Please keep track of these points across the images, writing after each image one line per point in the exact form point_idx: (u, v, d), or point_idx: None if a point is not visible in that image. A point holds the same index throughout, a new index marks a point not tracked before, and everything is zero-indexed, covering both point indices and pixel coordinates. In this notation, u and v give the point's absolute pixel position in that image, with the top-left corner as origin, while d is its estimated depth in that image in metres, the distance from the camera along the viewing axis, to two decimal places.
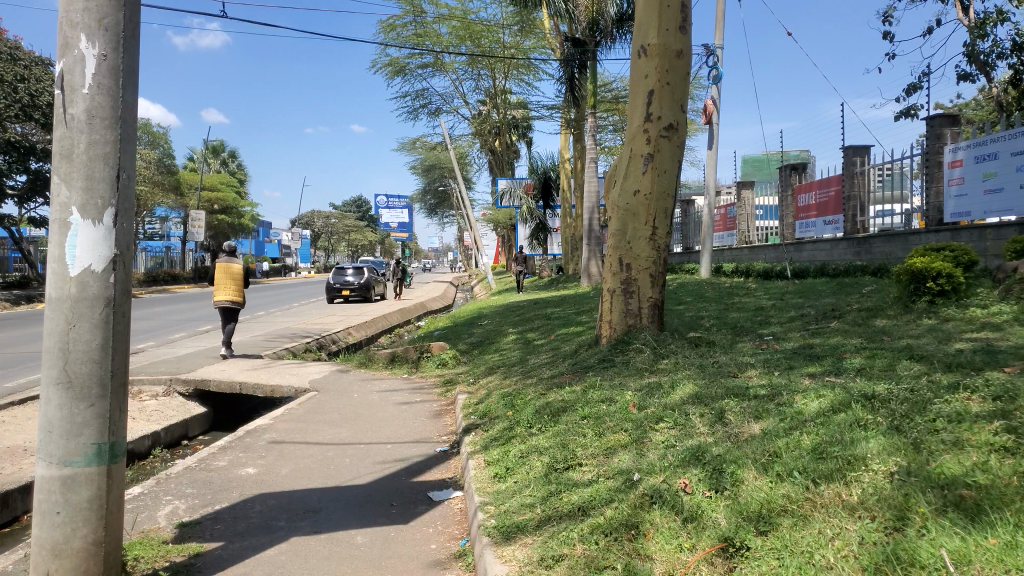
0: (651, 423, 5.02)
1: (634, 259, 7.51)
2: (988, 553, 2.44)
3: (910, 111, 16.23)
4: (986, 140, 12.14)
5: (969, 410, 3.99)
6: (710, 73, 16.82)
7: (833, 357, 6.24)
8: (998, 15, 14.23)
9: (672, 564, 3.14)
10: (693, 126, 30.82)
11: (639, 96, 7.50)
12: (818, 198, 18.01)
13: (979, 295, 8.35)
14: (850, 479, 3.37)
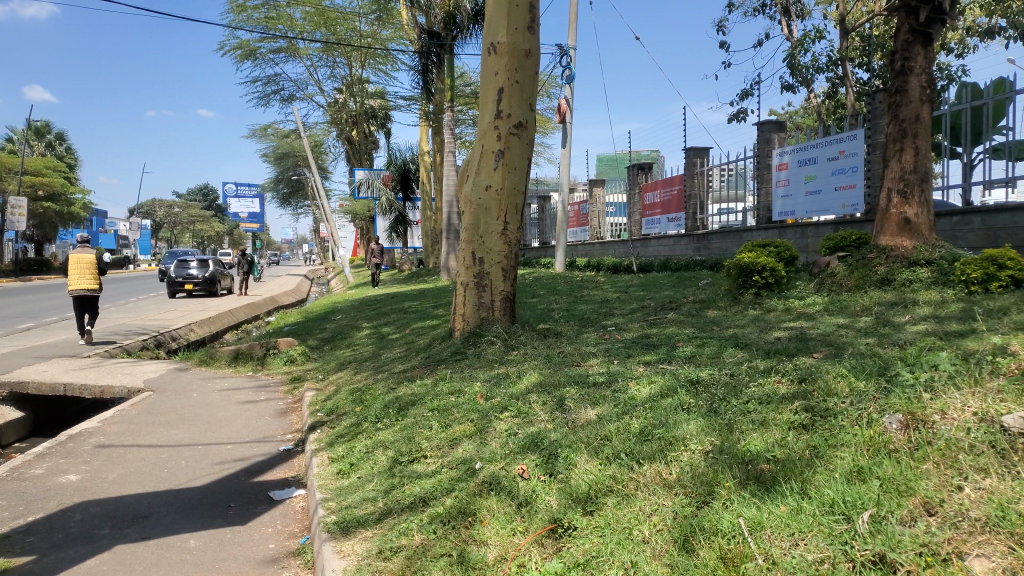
0: (495, 413, 5.14)
1: (486, 253, 7.63)
2: (778, 518, 2.72)
3: (741, 116, 17.46)
4: (807, 146, 13.25)
5: (777, 392, 4.39)
6: (563, 72, 17.29)
7: (668, 346, 6.64)
8: (817, 33, 15.60)
9: (505, 547, 3.25)
10: (549, 124, 31.65)
11: (489, 93, 7.60)
12: (662, 197, 19.02)
13: (798, 288, 9.15)
14: (671, 458, 3.63)
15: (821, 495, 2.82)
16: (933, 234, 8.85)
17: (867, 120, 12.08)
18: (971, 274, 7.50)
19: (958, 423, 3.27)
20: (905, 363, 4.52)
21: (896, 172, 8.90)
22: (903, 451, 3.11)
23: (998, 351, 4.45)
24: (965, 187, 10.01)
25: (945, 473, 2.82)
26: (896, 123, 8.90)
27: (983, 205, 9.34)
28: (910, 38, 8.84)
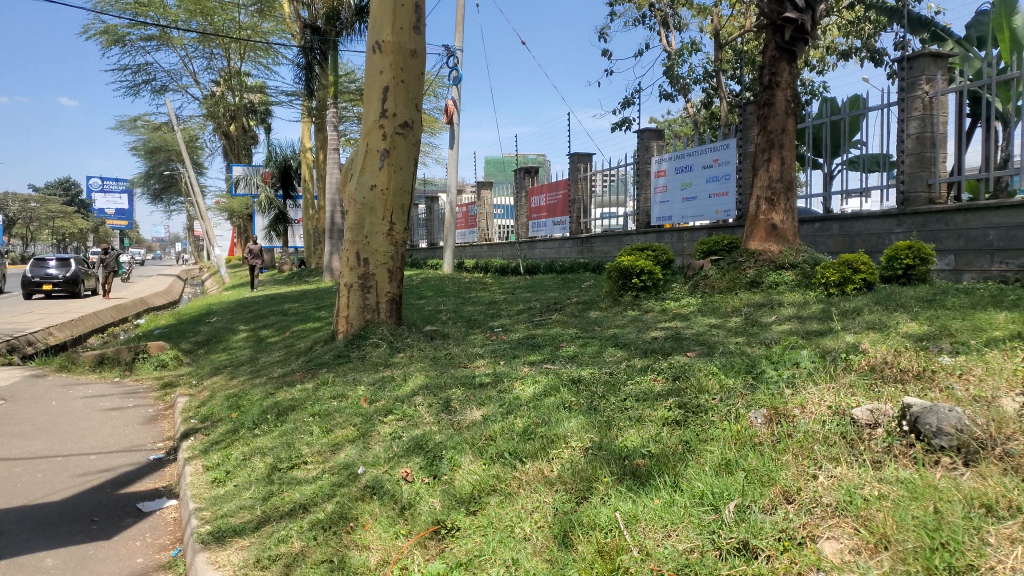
0: (379, 416, 5.08)
1: (371, 254, 7.52)
2: (653, 511, 2.84)
3: (623, 123, 18.03)
4: (684, 154, 13.86)
5: (652, 389, 4.57)
6: (450, 74, 17.30)
7: (552, 346, 6.77)
8: (693, 46, 16.34)
9: (387, 550, 3.23)
10: (436, 124, 31.57)
11: (374, 91, 7.49)
12: (548, 200, 19.37)
13: (674, 289, 9.55)
14: (553, 456, 3.71)
15: (691, 487, 2.97)
16: (796, 240, 9.45)
17: (738, 131, 12.76)
18: (829, 277, 8.07)
19: (815, 416, 3.52)
20: (769, 361, 4.82)
21: (764, 180, 9.45)
22: (766, 444, 3.32)
23: (851, 348, 4.82)
24: (824, 196, 10.76)
25: (801, 463, 3.03)
26: (763, 134, 9.44)
27: (840, 213, 10.07)
28: (776, 55, 9.39)
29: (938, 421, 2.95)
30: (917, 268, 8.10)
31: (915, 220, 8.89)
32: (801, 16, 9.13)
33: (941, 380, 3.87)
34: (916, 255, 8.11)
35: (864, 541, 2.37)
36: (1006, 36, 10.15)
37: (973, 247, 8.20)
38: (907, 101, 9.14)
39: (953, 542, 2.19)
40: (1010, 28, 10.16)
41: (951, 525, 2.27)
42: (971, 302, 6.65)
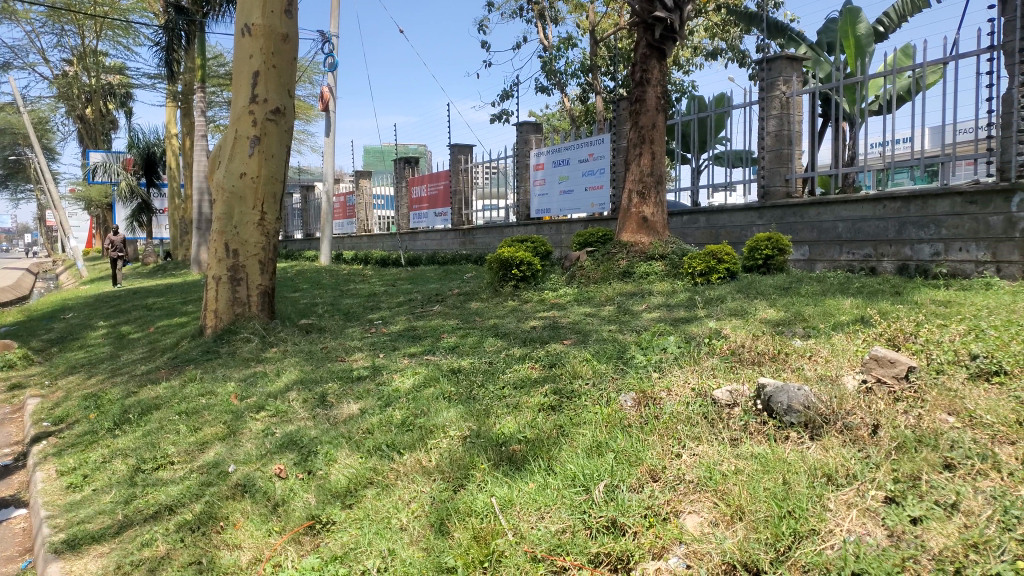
0: (251, 413, 4.91)
1: (241, 245, 7.24)
2: (527, 495, 2.91)
3: (503, 115, 18.16)
4: (561, 148, 14.14)
5: (529, 377, 4.66)
6: (326, 60, 16.84)
7: (432, 338, 6.75)
8: (569, 41, 16.68)
9: (259, 549, 3.13)
10: (312, 112, 30.68)
11: (243, 75, 7.19)
12: (429, 191, 19.27)
13: (553, 279, 9.75)
14: (430, 446, 3.72)
15: (564, 469, 3.06)
16: (666, 232, 9.87)
17: (613, 126, 13.13)
18: (696, 267, 8.47)
19: (680, 398, 3.71)
20: (639, 347, 5.04)
21: (636, 174, 9.80)
22: (635, 425, 3.47)
23: (715, 334, 5.09)
24: (693, 190, 11.28)
25: (666, 442, 3.19)
26: (636, 129, 9.77)
27: (707, 206, 10.60)
28: (647, 52, 9.71)
29: (787, 399, 3.16)
30: (776, 257, 8.65)
31: (774, 213, 9.48)
32: (670, 15, 9.49)
33: (793, 361, 4.16)
34: (774, 246, 8.65)
35: (721, 513, 2.51)
36: (851, 43, 10.97)
37: (824, 239, 8.83)
38: (766, 100, 9.68)
39: (798, 509, 2.36)
40: (854, 35, 10.98)
41: (797, 494, 2.45)
42: (822, 289, 7.17)
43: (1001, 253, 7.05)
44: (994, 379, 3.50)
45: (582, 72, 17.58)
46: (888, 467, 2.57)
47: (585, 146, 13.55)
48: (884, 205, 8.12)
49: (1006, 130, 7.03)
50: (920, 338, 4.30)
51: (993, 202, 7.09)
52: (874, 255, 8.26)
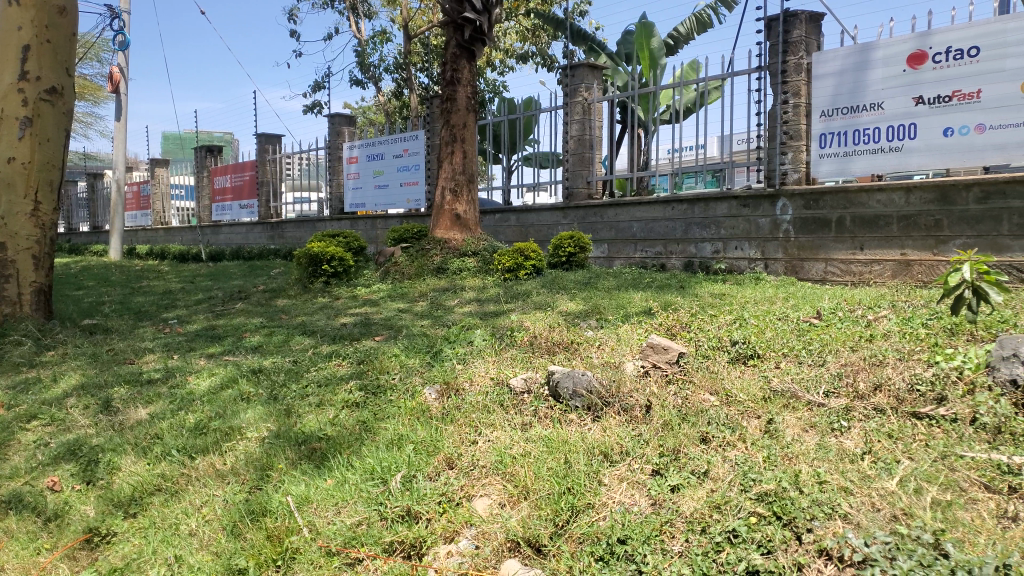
0: (20, 424, 4.44)
1: (9, 238, 6.52)
2: (324, 491, 2.92)
3: (315, 107, 17.62)
4: (374, 142, 13.99)
5: (335, 374, 4.62)
6: (116, 37, 15.45)
7: (233, 337, 6.46)
8: (383, 35, 16.51)
9: (24, 568, 2.86)
10: (99, 92, 27.96)
11: (9, 50, 6.45)
12: (233, 182, 18.30)
13: (365, 276, 9.67)
14: (226, 449, 3.60)
15: (362, 464, 3.10)
16: (477, 229, 10.12)
17: (426, 123, 13.18)
18: (504, 263, 8.74)
19: (479, 387, 3.87)
20: (447, 341, 5.16)
21: (448, 172, 9.95)
22: (436, 417, 3.57)
23: (517, 326, 5.32)
24: (504, 189, 11.64)
25: (463, 431, 3.32)
26: (447, 127, 9.90)
27: (517, 205, 10.98)
28: (457, 52, 9.87)
29: (573, 385, 3.42)
30: (577, 255, 9.17)
31: (577, 213, 10.02)
32: (479, 18, 9.66)
33: (583, 350, 4.46)
34: (576, 244, 9.14)
35: (508, 495, 2.67)
36: (646, 55, 11.78)
37: (622, 237, 9.47)
38: (569, 105, 10.14)
39: (576, 485, 2.57)
40: (649, 49, 11.80)
41: (576, 472, 2.66)
42: (618, 284, 7.70)
43: (768, 251, 7.94)
44: (749, 361, 3.97)
45: (396, 67, 17.45)
46: (655, 443, 2.85)
47: (398, 140, 13.49)
48: (673, 207, 8.84)
49: (772, 142, 7.86)
50: (693, 327, 4.77)
51: (761, 206, 7.95)
52: (664, 253, 9.00)
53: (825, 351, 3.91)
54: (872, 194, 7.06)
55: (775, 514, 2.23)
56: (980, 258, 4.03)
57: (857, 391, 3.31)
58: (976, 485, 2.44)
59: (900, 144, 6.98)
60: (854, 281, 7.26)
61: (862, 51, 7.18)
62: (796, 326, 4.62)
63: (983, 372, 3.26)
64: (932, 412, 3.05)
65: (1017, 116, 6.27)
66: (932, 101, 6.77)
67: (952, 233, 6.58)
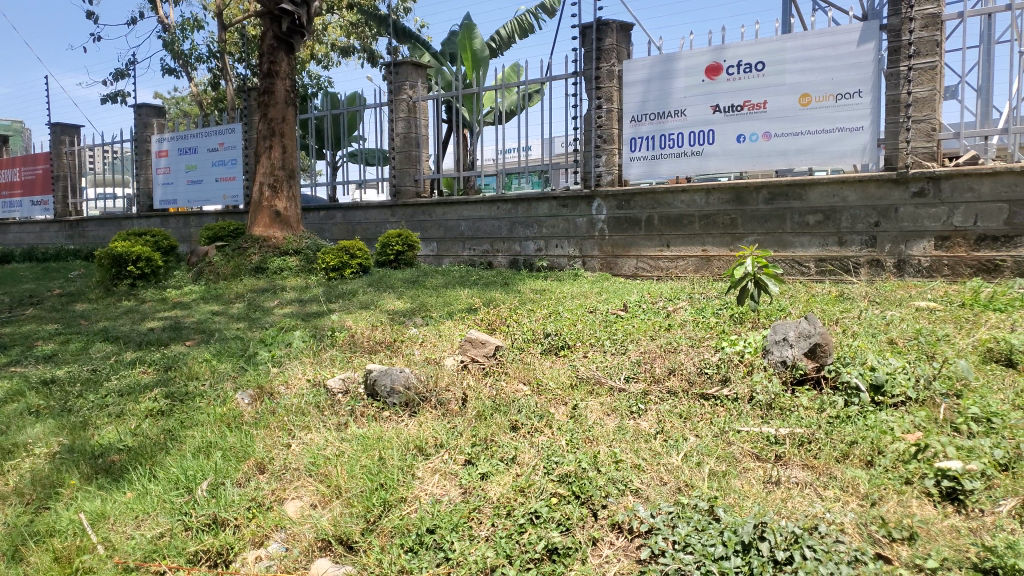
0: None
1: None
2: (122, 506, 2.74)
3: (118, 96, 16.28)
4: (187, 135, 13.17)
5: (139, 381, 4.32)
6: None
7: (21, 346, 5.84)
8: (195, 22, 15.56)
9: None
10: None
11: None
12: (21, 175, 16.48)
13: (176, 277, 9.09)
14: (7, 469, 3.26)
15: (165, 474, 2.94)
16: (298, 226, 9.83)
17: (243, 116, 12.59)
18: (328, 262, 8.54)
19: (295, 390, 3.79)
20: (264, 344, 4.99)
21: (266, 167, 9.58)
22: (248, 421, 3.46)
23: (338, 326, 5.24)
24: (329, 186, 11.37)
25: (276, 435, 3.24)
26: (265, 121, 9.51)
27: (343, 202, 10.77)
28: (275, 44, 9.47)
29: (390, 382, 3.41)
30: (406, 253, 9.14)
31: (405, 211, 9.99)
32: (297, 10, 9.38)
33: (404, 347, 4.48)
34: (404, 242, 9.12)
35: (320, 495, 2.65)
36: (470, 56, 11.91)
37: (449, 236, 9.56)
38: (393, 102, 10.07)
39: (388, 481, 2.60)
40: (472, 49, 11.94)
41: (389, 468, 2.69)
42: (445, 282, 7.78)
43: (586, 249, 8.35)
44: (560, 352, 4.17)
45: (210, 58, 16.52)
46: (468, 434, 2.94)
47: (213, 133, 12.79)
48: (498, 206, 9.05)
49: (588, 144, 8.27)
50: (511, 322, 4.93)
51: (579, 206, 8.34)
52: (491, 251, 9.20)
53: (627, 341, 4.19)
54: (677, 195, 7.63)
55: (573, 493, 2.37)
56: (759, 253, 4.49)
57: (654, 375, 3.60)
58: (750, 455, 2.74)
59: (700, 149, 7.57)
60: (662, 276, 7.81)
61: (666, 61, 7.71)
62: (605, 317, 4.91)
63: (759, 355, 3.63)
64: (718, 393, 3.36)
65: (796, 126, 7.00)
66: (726, 110, 7.39)
67: (745, 231, 7.25)
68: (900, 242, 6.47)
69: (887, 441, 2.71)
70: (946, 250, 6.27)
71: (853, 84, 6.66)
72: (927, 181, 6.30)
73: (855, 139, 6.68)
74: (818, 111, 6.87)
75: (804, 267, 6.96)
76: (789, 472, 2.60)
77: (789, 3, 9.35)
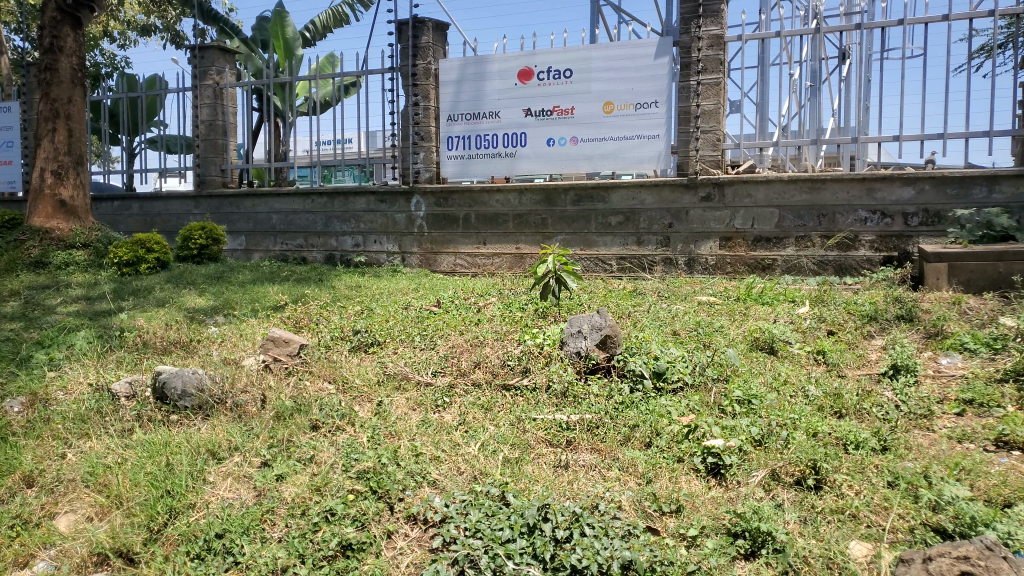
0: None
1: None
2: None
3: None
4: None
5: None
6: None
7: None
8: None
9: None
10: None
11: None
12: None
13: None
14: None
15: None
16: (86, 217, 9.01)
17: (21, 93, 11.28)
18: (121, 256, 7.87)
19: (75, 396, 3.49)
20: (41, 346, 4.52)
21: (48, 151, 8.67)
22: (17, 431, 3.13)
23: (128, 325, 4.87)
24: (125, 174, 10.49)
25: (49, 445, 2.97)
26: (45, 101, 8.61)
27: (140, 192, 9.98)
28: (58, 17, 8.57)
29: (181, 384, 3.22)
30: (211, 247, 8.64)
31: (209, 203, 9.44)
32: None
33: (203, 348, 4.26)
34: (209, 235, 8.61)
35: (98, 506, 2.46)
36: (282, 44, 11.48)
37: (259, 229, 9.17)
38: (197, 87, 9.46)
39: (175, 487, 2.48)
40: (285, 37, 11.51)
41: (175, 474, 2.56)
42: (253, 278, 7.45)
43: (404, 245, 8.34)
44: (369, 349, 4.16)
45: None
46: (266, 435, 2.87)
47: None
48: (312, 199, 8.81)
49: (405, 141, 8.26)
50: (320, 319, 4.83)
51: (396, 202, 8.31)
52: (305, 246, 8.93)
53: (436, 336, 4.26)
54: (492, 194, 7.83)
55: (370, 489, 2.39)
56: (560, 252, 4.77)
57: (460, 369, 3.69)
58: (543, 442, 2.90)
59: (512, 150, 7.81)
60: (478, 273, 7.98)
61: (480, 62, 7.87)
62: (416, 313, 4.95)
63: (558, 347, 3.82)
64: (518, 384, 3.52)
65: (600, 132, 7.41)
66: (537, 113, 7.68)
67: (555, 230, 7.59)
68: (690, 242, 7.06)
69: (664, 423, 2.96)
70: (728, 249, 6.93)
71: (651, 95, 7.16)
72: (712, 187, 6.92)
73: (652, 146, 7.18)
74: (620, 119, 7.31)
75: (607, 264, 7.41)
76: (578, 456, 2.78)
77: (597, 14, 9.88)
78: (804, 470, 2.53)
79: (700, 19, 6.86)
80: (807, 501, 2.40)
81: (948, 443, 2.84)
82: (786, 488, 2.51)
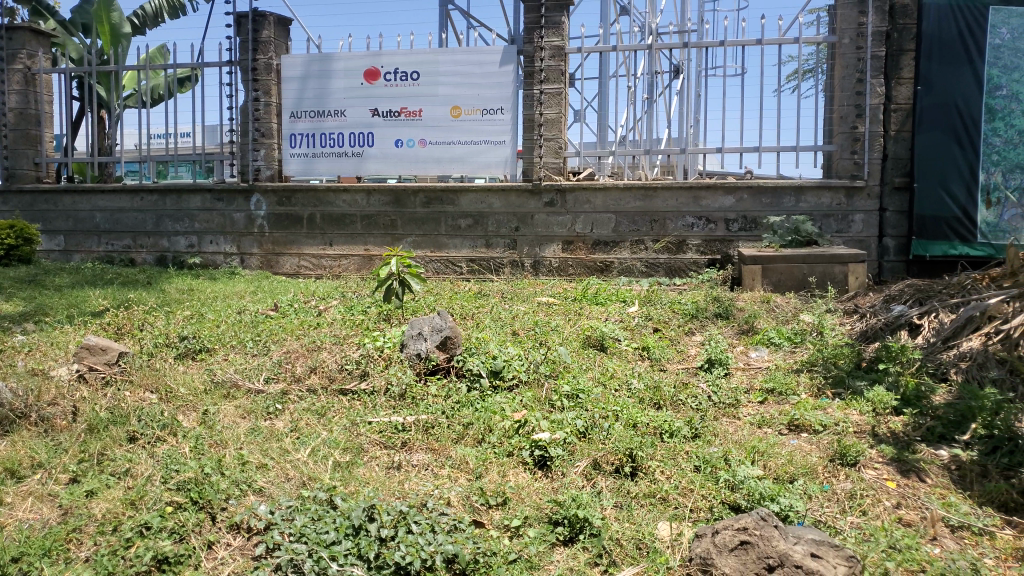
0: None
1: None
2: None
3: None
4: None
5: None
6: None
7: None
8: None
9: None
10: None
11: None
12: None
13: None
14: None
15: None
16: None
17: None
18: None
19: None
20: None
21: None
22: None
23: None
24: None
25: None
26: None
27: None
28: None
29: None
30: (22, 248, 7.88)
31: (20, 199, 8.62)
32: None
33: (6, 358, 3.89)
34: (19, 235, 7.86)
35: None
36: (106, 29, 10.65)
37: (80, 229, 8.48)
38: (4, 71, 8.59)
39: None
40: (109, 22, 10.68)
41: None
42: (71, 281, 6.89)
43: (243, 246, 8.01)
44: (197, 356, 3.98)
45: None
46: (76, 450, 2.69)
47: None
48: (141, 197, 8.26)
49: (244, 137, 7.94)
50: (144, 325, 4.55)
51: (235, 201, 7.97)
52: (133, 246, 8.35)
53: (271, 341, 4.14)
54: (338, 195, 7.69)
55: (190, 500, 2.30)
56: (404, 253, 4.75)
57: (294, 375, 3.61)
58: (377, 444, 2.90)
59: (359, 150, 7.71)
60: (325, 275, 7.80)
61: (325, 60, 7.70)
62: (251, 318, 4.78)
63: (398, 349, 3.81)
64: (355, 388, 3.49)
65: (448, 136, 7.47)
66: (384, 114, 7.62)
67: (403, 231, 7.56)
68: (534, 245, 7.28)
69: (496, 420, 3.05)
70: (569, 252, 7.20)
71: (497, 101, 7.32)
72: (555, 193, 7.17)
73: (498, 151, 7.33)
74: (467, 124, 7.41)
75: (455, 266, 7.48)
76: (412, 456, 2.82)
77: (445, 18, 9.95)
78: (622, 458, 2.70)
79: (542, 30, 7.09)
80: (624, 487, 2.57)
81: (750, 428, 3.13)
82: (606, 476, 2.67)
